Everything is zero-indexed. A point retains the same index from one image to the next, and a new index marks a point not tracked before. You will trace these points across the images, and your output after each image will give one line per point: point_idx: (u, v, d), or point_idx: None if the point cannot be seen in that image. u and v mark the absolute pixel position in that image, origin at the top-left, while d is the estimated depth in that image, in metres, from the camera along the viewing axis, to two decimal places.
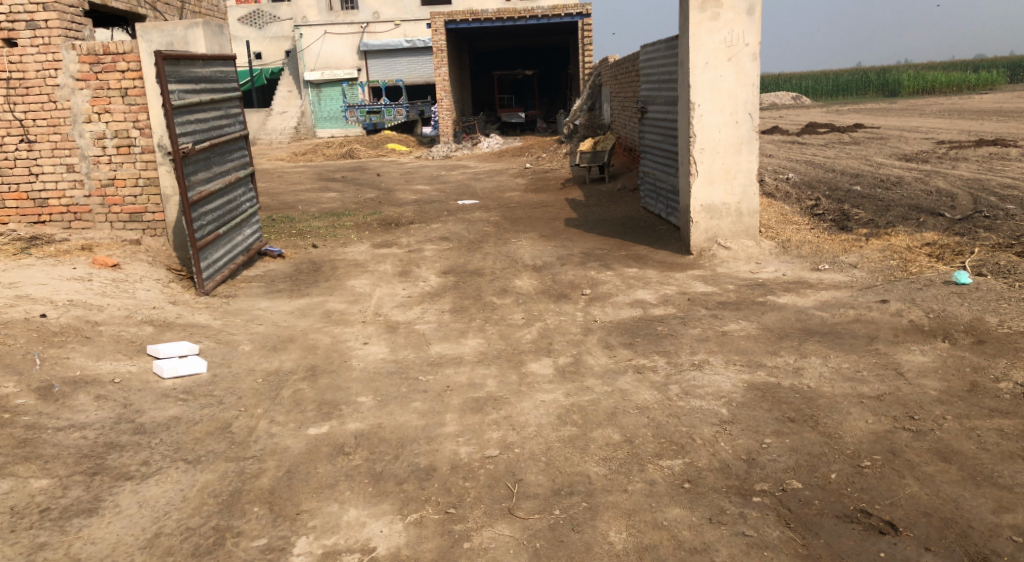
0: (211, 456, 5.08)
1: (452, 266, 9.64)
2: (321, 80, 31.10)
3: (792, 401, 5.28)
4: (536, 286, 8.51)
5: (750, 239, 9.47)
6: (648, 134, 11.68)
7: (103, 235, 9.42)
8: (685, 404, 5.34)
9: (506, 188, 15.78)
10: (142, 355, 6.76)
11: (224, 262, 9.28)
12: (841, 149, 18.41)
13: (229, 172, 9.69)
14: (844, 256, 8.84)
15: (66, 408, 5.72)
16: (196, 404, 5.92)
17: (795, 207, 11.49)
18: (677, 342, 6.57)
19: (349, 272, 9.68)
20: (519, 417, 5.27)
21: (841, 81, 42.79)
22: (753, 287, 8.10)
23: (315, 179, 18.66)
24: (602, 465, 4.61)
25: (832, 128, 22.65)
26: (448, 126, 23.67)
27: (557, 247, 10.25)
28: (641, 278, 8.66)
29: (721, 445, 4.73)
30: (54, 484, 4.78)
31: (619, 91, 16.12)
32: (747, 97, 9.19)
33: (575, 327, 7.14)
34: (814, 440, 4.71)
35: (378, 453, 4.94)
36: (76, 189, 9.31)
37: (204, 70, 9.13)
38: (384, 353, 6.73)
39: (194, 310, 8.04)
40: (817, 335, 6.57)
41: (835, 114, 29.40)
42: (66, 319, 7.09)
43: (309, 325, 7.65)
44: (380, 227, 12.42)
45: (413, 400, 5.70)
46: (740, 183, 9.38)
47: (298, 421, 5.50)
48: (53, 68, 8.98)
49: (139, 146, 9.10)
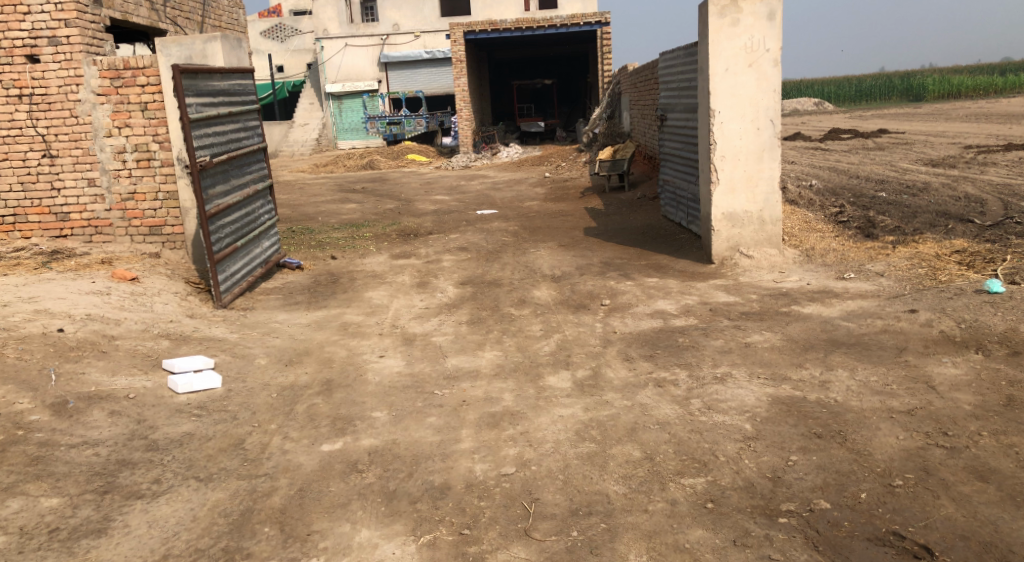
0: (223, 474, 5.00)
1: (470, 277, 9.54)
2: (343, 92, 31.19)
3: (819, 416, 5.11)
4: (554, 297, 8.38)
5: (773, 248, 9.29)
6: (668, 142, 11.56)
7: (123, 249, 9.41)
8: (707, 419, 5.19)
9: (525, 197, 15.69)
10: (158, 369, 6.70)
11: (242, 275, 9.24)
12: (866, 155, 18.15)
13: (247, 185, 9.66)
14: (871, 264, 8.64)
15: (79, 424, 5.66)
16: (210, 419, 5.85)
17: (819, 214, 11.29)
18: (700, 355, 6.41)
19: (367, 284, 9.61)
20: (536, 433, 5.14)
21: (864, 86, 42.38)
22: (778, 297, 7.92)
23: (336, 191, 18.68)
24: (621, 484, 4.47)
25: (856, 134, 22.34)
26: (467, 136, 23.64)
27: (576, 257, 10.12)
28: (661, 288, 8.51)
29: (745, 462, 4.58)
30: (65, 503, 4.71)
31: (638, 99, 16.02)
32: (769, 103, 9.03)
33: (594, 339, 7.00)
34: (842, 457, 4.55)
35: (391, 470, 4.83)
36: (97, 204, 9.32)
37: (222, 83, 9.12)
38: (400, 366, 6.64)
39: (210, 324, 7.99)
40: (843, 346, 6.39)
41: (858, 120, 29.02)
42: (83, 333, 7.06)
43: (326, 338, 7.57)
44: (399, 238, 12.35)
45: (428, 415, 5.59)
46: (763, 191, 9.21)
47: (311, 437, 5.41)
48: (75, 83, 9.00)
49: (158, 160, 9.09)
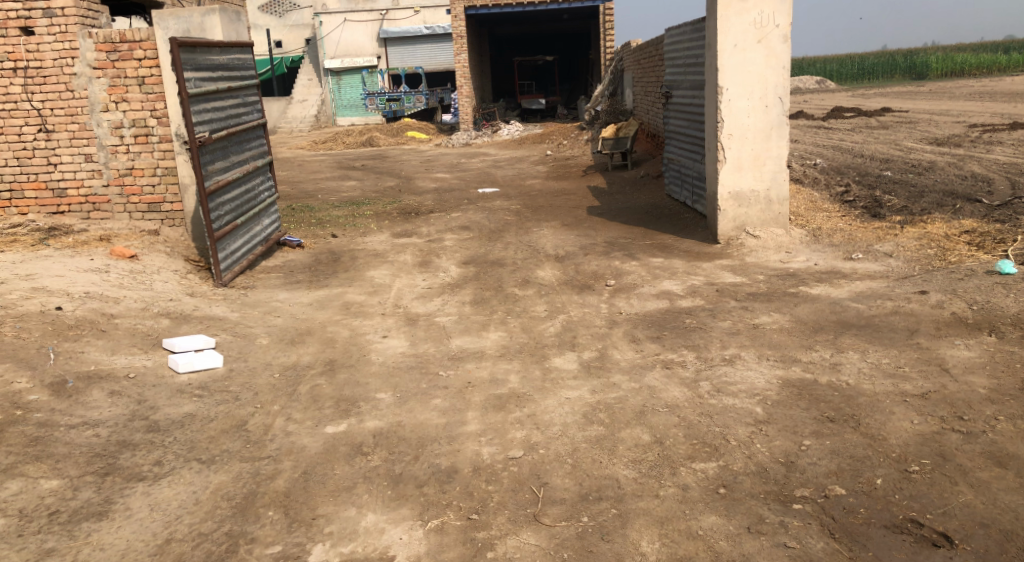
0: (226, 456, 4.92)
1: (473, 256, 9.43)
2: (341, 68, 30.98)
3: (830, 399, 5.03)
4: (559, 277, 8.28)
5: (780, 228, 9.20)
6: (673, 120, 11.41)
7: (121, 226, 9.29)
8: (717, 402, 5.11)
9: (527, 175, 15.54)
10: (158, 348, 6.61)
11: (242, 253, 9.13)
12: (869, 133, 18.00)
13: (247, 161, 9.53)
14: (879, 245, 8.54)
15: (79, 404, 5.58)
16: (211, 400, 5.77)
17: (825, 194, 11.17)
18: (708, 336, 6.33)
19: (368, 263, 9.50)
20: (544, 415, 5.07)
21: (867, 64, 42.02)
22: (785, 278, 7.83)
23: (336, 168, 18.51)
24: (632, 468, 4.40)
25: (859, 112, 22.15)
26: (467, 114, 23.43)
27: (580, 237, 10.01)
28: (667, 268, 8.41)
29: (757, 446, 4.50)
30: (65, 485, 4.64)
31: (642, 76, 15.83)
32: (778, 80, 8.89)
33: (600, 319, 6.91)
34: (856, 442, 4.47)
35: (397, 453, 4.76)
36: (94, 180, 9.18)
37: (221, 57, 8.96)
38: (404, 347, 6.55)
39: (210, 302, 7.89)
40: (854, 328, 6.30)
41: (861, 97, 28.75)
42: (82, 311, 6.97)
43: (328, 317, 7.47)
44: (401, 216, 12.22)
45: (433, 397, 5.51)
46: (770, 169, 9.09)
47: (315, 419, 5.33)
48: (70, 56, 8.83)
49: (156, 135, 8.95)
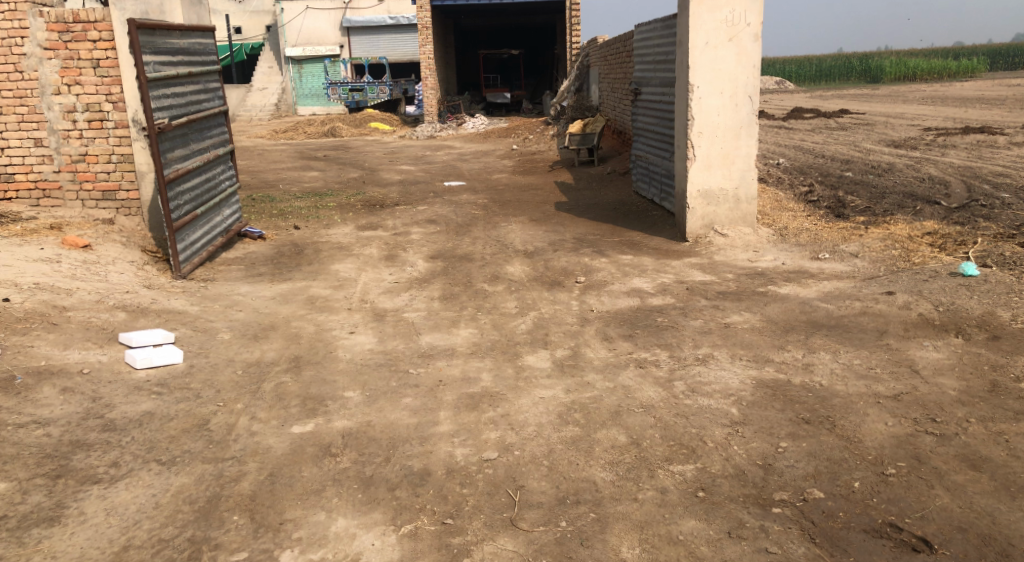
0: (187, 457, 4.74)
1: (440, 251, 9.29)
2: (303, 57, 30.53)
3: (805, 401, 5.00)
4: (528, 273, 8.19)
5: (748, 226, 9.21)
6: (641, 116, 11.38)
7: (74, 214, 8.97)
8: (692, 402, 5.05)
9: (493, 169, 15.41)
10: (114, 343, 6.38)
11: (202, 244, 8.88)
12: (829, 134, 18.20)
13: (207, 150, 9.26)
14: (845, 245, 8.58)
15: (29, 402, 5.34)
16: (171, 398, 5.57)
17: (789, 193, 11.23)
18: (680, 335, 6.27)
19: (333, 256, 9.31)
20: (518, 415, 4.96)
21: (825, 67, 42.61)
22: (754, 277, 7.82)
23: (297, 158, 18.21)
24: (609, 470, 4.32)
25: (819, 113, 22.39)
26: (432, 106, 23.20)
27: (548, 232, 9.92)
28: (636, 265, 8.36)
29: (734, 449, 4.45)
30: (14, 488, 4.43)
31: (608, 71, 15.81)
32: (748, 79, 8.89)
33: (571, 317, 6.83)
34: (833, 444, 4.45)
35: (367, 455, 4.62)
36: (44, 165, 8.85)
37: (181, 42, 8.69)
38: (372, 344, 6.40)
39: (169, 295, 7.65)
40: (824, 328, 6.30)
41: (820, 99, 29.07)
42: (32, 304, 6.70)
43: (292, 312, 7.29)
44: (365, 208, 12.02)
45: (403, 396, 5.37)
46: (739, 168, 9.09)
47: (281, 418, 5.17)
48: (19, 36, 8.50)
49: (112, 121, 8.65)
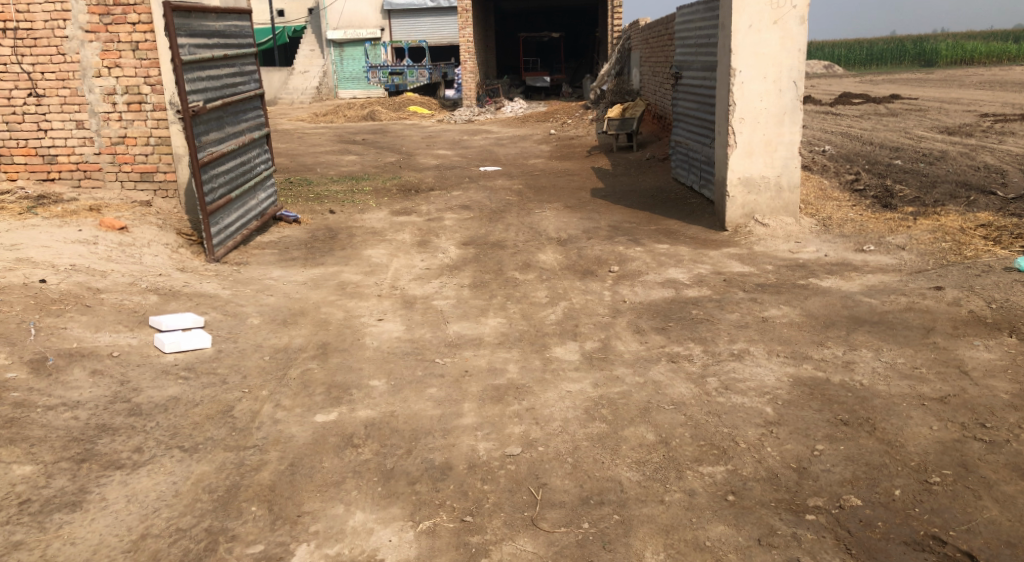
0: (209, 445, 4.70)
1: (473, 237, 9.18)
2: (344, 40, 30.49)
3: (844, 401, 4.80)
4: (560, 261, 8.04)
5: (789, 216, 8.95)
6: (682, 101, 11.12)
7: (113, 195, 9.02)
8: (725, 400, 4.88)
9: (530, 154, 15.25)
10: (144, 327, 6.38)
11: (236, 227, 8.88)
12: (879, 120, 17.67)
13: (243, 133, 9.24)
14: (891, 236, 8.29)
15: (59, 384, 5.35)
16: (197, 383, 5.54)
17: (835, 181, 10.90)
18: (715, 329, 6.08)
19: (366, 241, 9.24)
20: (543, 410, 4.84)
21: (876, 51, 41.58)
22: (795, 269, 7.58)
23: (336, 141, 18.23)
24: (635, 470, 4.18)
25: (868, 98, 21.80)
26: (471, 89, 23.08)
27: (583, 220, 9.76)
28: (673, 255, 8.16)
29: (768, 450, 4.28)
30: (38, 471, 4.42)
31: (649, 55, 15.52)
32: (793, 63, 8.60)
33: (602, 308, 6.67)
34: (872, 448, 4.25)
35: (389, 446, 4.53)
36: (85, 147, 8.90)
37: (217, 24, 8.66)
38: (400, 332, 6.31)
39: (202, 278, 7.64)
40: (867, 324, 6.07)
41: (870, 83, 28.29)
42: (67, 285, 6.73)
43: (322, 297, 7.24)
44: (400, 193, 11.96)
45: (428, 386, 5.28)
46: (781, 155, 8.83)
47: (305, 406, 5.11)
48: (62, 19, 8.52)
49: (150, 103, 8.67)
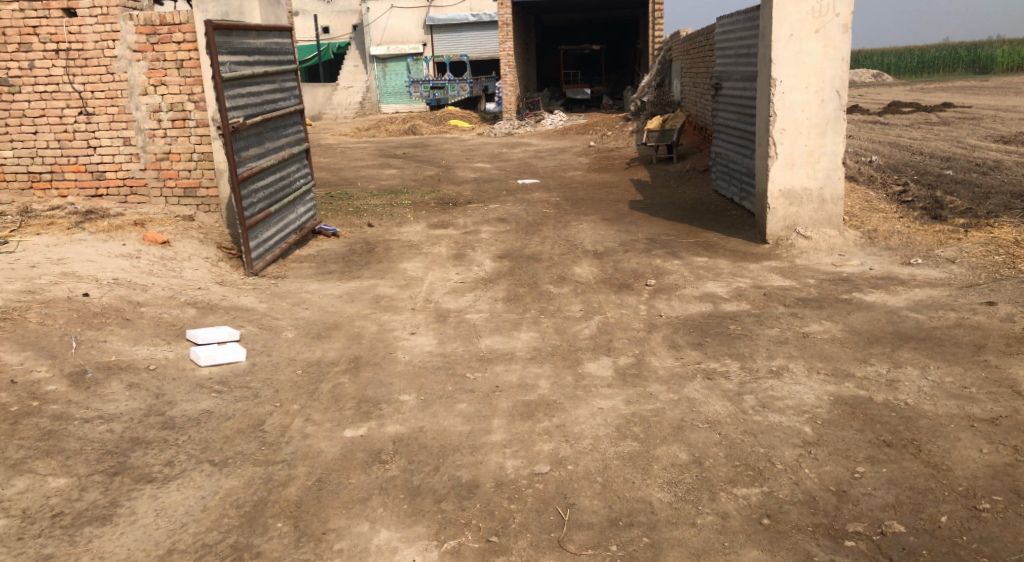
0: (239, 459, 4.70)
1: (509, 250, 9.12)
2: (387, 55, 30.84)
3: (888, 421, 4.62)
4: (596, 275, 7.95)
5: (833, 228, 8.73)
6: (722, 112, 10.97)
7: (157, 210, 9.16)
8: (761, 419, 4.74)
9: (569, 166, 15.18)
10: (181, 340, 6.43)
11: (275, 241, 8.95)
12: (929, 130, 17.26)
13: (283, 148, 9.33)
14: (940, 249, 8.04)
15: (96, 397, 5.40)
16: (230, 397, 5.55)
17: (881, 192, 10.62)
18: (753, 345, 5.93)
19: (403, 254, 9.25)
20: (574, 427, 4.75)
21: (927, 58, 40.77)
22: (838, 283, 7.38)
23: (377, 155, 18.35)
24: (667, 491, 4.06)
25: (917, 107, 21.33)
26: (511, 103, 23.15)
27: (620, 232, 9.65)
28: (711, 268, 8.01)
29: (806, 472, 4.13)
30: (72, 484, 4.45)
31: (690, 66, 15.38)
32: (836, 73, 8.42)
33: (638, 322, 6.56)
34: (917, 471, 4.08)
35: (416, 463, 4.49)
36: (132, 163, 9.06)
37: (258, 41, 8.76)
38: (432, 346, 6.27)
39: (239, 292, 7.70)
40: (913, 340, 5.86)
41: (920, 92, 27.67)
42: (108, 298, 6.82)
43: (357, 311, 7.24)
44: (438, 206, 11.97)
45: (458, 401, 5.22)
46: (824, 167, 8.63)
47: (335, 421, 5.09)
48: (111, 39, 8.70)
49: (193, 120, 8.78)
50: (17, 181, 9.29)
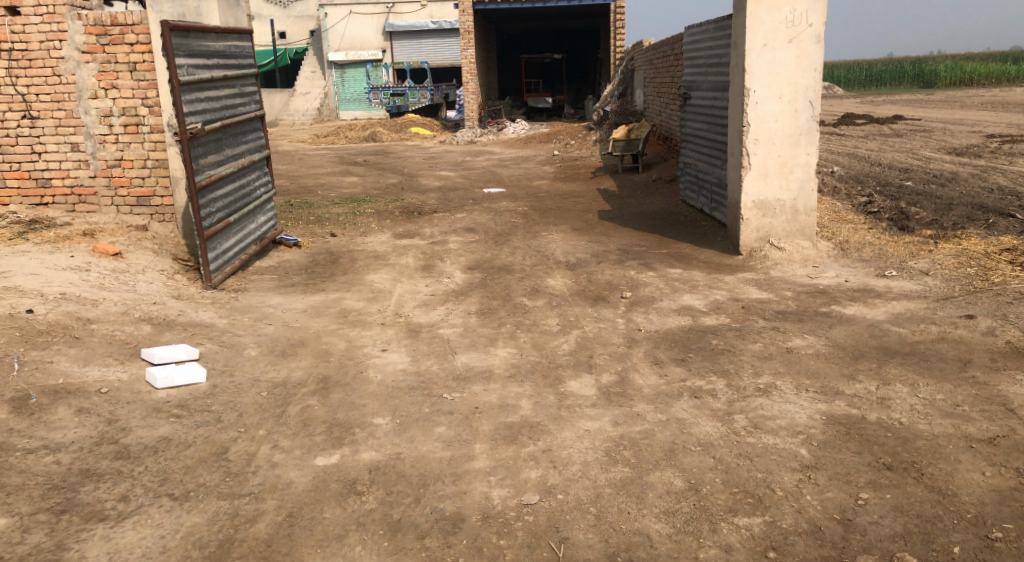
0: (201, 492, 4.37)
1: (479, 261, 8.86)
2: (345, 62, 30.36)
3: (885, 442, 4.46)
4: (570, 287, 7.73)
5: (806, 239, 8.62)
6: (691, 122, 10.86)
7: (108, 220, 8.72)
8: (756, 441, 4.54)
9: (534, 175, 14.99)
10: (135, 359, 6.06)
11: (234, 253, 8.57)
12: (884, 141, 17.44)
13: (242, 155, 8.96)
14: (913, 261, 7.98)
15: (42, 424, 5.03)
16: (190, 422, 5.21)
17: (848, 202, 10.58)
18: (738, 361, 5.75)
19: (369, 265, 8.93)
20: (560, 451, 4.52)
21: (874, 71, 41.54)
22: (815, 295, 7.25)
23: (337, 162, 17.96)
24: (664, 521, 3.88)
25: (870, 119, 21.58)
26: (473, 111, 22.94)
27: (591, 243, 9.45)
28: (686, 280, 7.84)
29: (808, 499, 3.97)
30: (13, 525, 4.09)
31: (654, 76, 15.30)
32: (808, 83, 8.33)
33: (617, 337, 6.35)
34: (923, 497, 3.94)
35: (395, 494, 4.22)
36: (80, 170, 8.61)
37: (216, 44, 8.40)
38: (405, 363, 5.99)
39: (198, 307, 7.33)
40: (899, 355, 5.73)
41: (870, 104, 28.02)
42: (55, 315, 6.40)
43: (323, 326, 6.91)
44: (403, 215, 11.66)
45: (436, 424, 4.95)
46: (798, 177, 8.52)
47: (304, 448, 4.79)
48: (57, 39, 8.26)
49: (148, 125, 8.38)
50: None
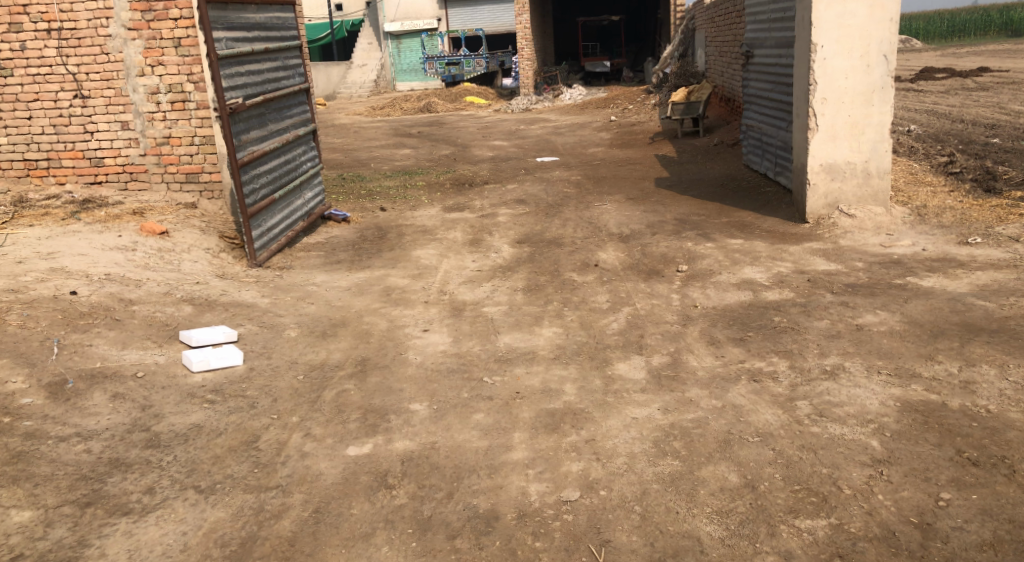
0: (228, 484, 4.18)
1: (528, 234, 8.52)
2: (401, 31, 30.15)
3: (969, 433, 4.01)
4: (623, 260, 7.35)
5: (879, 205, 8.03)
6: (754, 82, 10.26)
7: (159, 198, 8.64)
8: (820, 431, 4.13)
9: (589, 142, 14.51)
10: (174, 342, 5.90)
11: (281, 229, 8.41)
12: (967, 96, 16.40)
13: (287, 130, 8.75)
14: (1000, 226, 7.36)
15: (76, 411, 4.90)
16: (224, 407, 5.03)
17: (926, 163, 9.86)
18: (802, 340, 5.31)
19: (416, 240, 8.67)
20: (605, 442, 4.19)
21: (956, 22, 39.42)
22: (889, 266, 6.71)
23: (392, 135, 17.73)
24: (717, 523, 3.55)
25: (952, 72, 20.36)
26: (529, 77, 22.44)
27: (647, 213, 9.01)
28: (747, 251, 7.37)
29: (880, 500, 3.58)
30: (37, 518, 3.96)
31: (715, 34, 14.59)
32: (883, 35, 7.71)
33: (671, 314, 5.96)
34: (1013, 501, 3.51)
35: (428, 488, 3.97)
36: (131, 148, 8.52)
37: (257, 16, 8.18)
38: (446, 344, 5.72)
39: (241, 286, 7.17)
40: (984, 332, 5.22)
41: (954, 56, 26.52)
42: (98, 297, 6.29)
43: (365, 305, 6.68)
44: (454, 188, 11.36)
45: (474, 411, 4.67)
46: (870, 138, 7.94)
47: (337, 436, 4.56)
48: (105, 17, 8.12)
49: (193, 101, 8.23)
50: (12, 169, 8.76)
